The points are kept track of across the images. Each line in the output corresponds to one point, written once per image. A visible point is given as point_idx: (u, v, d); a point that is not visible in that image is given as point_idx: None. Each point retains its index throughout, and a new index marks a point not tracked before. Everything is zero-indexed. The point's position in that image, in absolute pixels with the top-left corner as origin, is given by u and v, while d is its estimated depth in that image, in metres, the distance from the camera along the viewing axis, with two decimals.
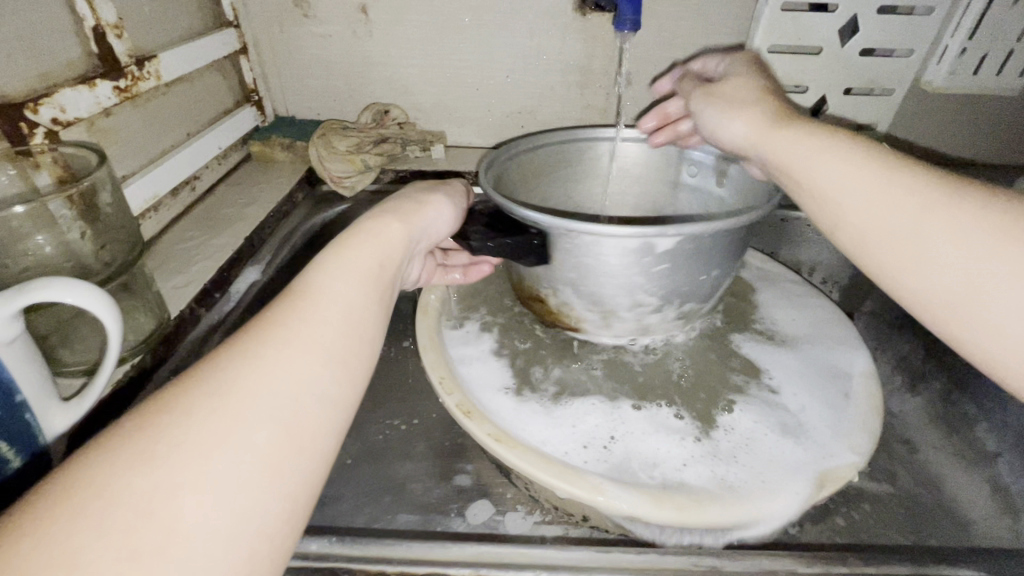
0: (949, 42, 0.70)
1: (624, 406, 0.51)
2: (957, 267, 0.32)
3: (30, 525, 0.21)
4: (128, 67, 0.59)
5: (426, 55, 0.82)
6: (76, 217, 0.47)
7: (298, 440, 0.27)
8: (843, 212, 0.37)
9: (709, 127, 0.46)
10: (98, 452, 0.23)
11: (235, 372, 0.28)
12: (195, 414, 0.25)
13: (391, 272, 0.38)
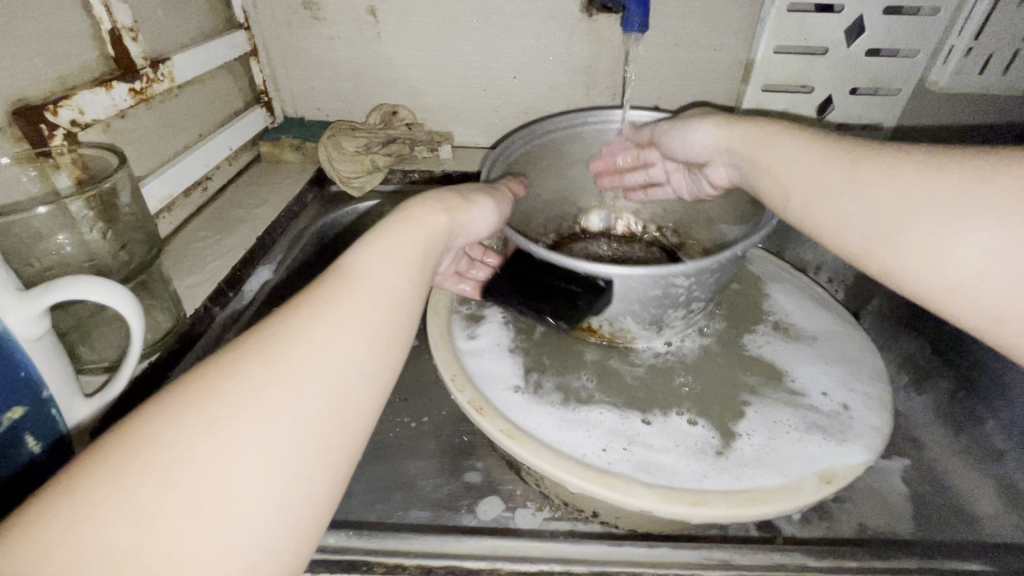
0: (955, 42, 0.70)
1: (634, 403, 0.52)
2: (889, 215, 0.36)
3: (93, 486, 0.23)
4: (144, 69, 0.60)
5: (434, 56, 0.83)
6: (96, 217, 0.48)
7: (333, 420, 0.29)
8: (792, 188, 0.42)
9: (681, 136, 0.52)
10: (160, 411, 0.25)
11: (276, 351, 0.29)
12: (247, 382, 0.27)
13: (426, 259, 0.39)
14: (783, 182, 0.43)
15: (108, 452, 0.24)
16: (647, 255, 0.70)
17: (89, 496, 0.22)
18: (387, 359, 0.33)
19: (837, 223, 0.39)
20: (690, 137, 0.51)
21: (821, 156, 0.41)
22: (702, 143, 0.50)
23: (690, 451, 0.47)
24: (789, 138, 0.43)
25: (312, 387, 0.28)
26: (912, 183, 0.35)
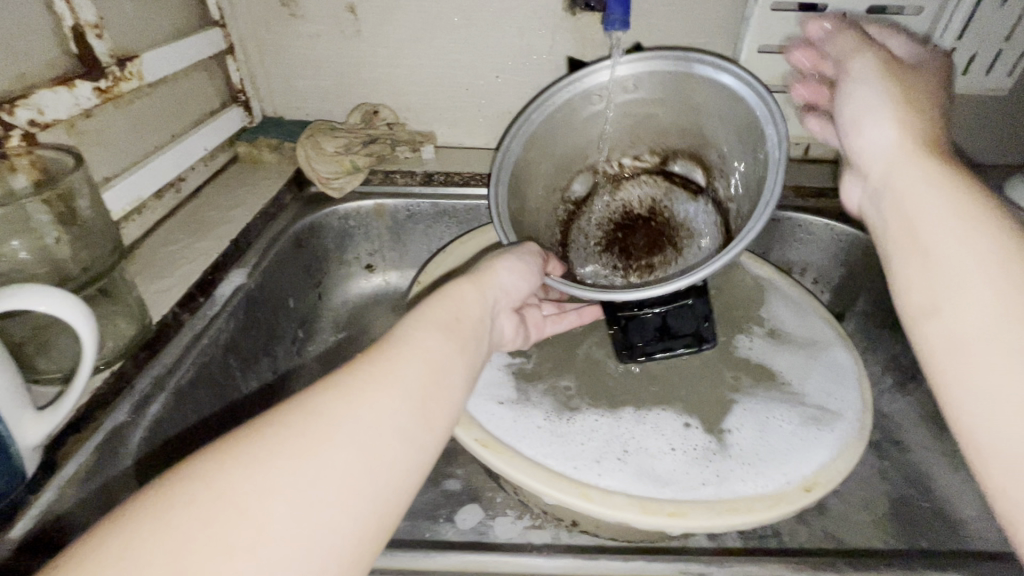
0: (939, 41, 0.69)
1: (623, 413, 0.51)
2: (995, 350, 0.27)
3: (141, 520, 0.24)
4: (110, 68, 0.58)
5: (415, 55, 0.81)
6: (54, 221, 0.46)
7: (364, 496, 0.27)
8: (952, 321, 0.29)
9: (846, 117, 0.39)
10: (213, 453, 0.26)
11: (319, 410, 0.29)
12: (291, 432, 0.27)
13: (468, 331, 0.39)
14: (936, 294, 0.30)
15: (163, 487, 0.25)
16: (647, 190, 0.68)
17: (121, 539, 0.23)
18: (430, 432, 0.31)
19: (978, 421, 0.27)
20: (862, 130, 0.38)
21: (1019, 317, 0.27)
22: (871, 142, 0.37)
23: (689, 457, 0.46)
24: (987, 256, 0.29)
25: (347, 454, 0.28)
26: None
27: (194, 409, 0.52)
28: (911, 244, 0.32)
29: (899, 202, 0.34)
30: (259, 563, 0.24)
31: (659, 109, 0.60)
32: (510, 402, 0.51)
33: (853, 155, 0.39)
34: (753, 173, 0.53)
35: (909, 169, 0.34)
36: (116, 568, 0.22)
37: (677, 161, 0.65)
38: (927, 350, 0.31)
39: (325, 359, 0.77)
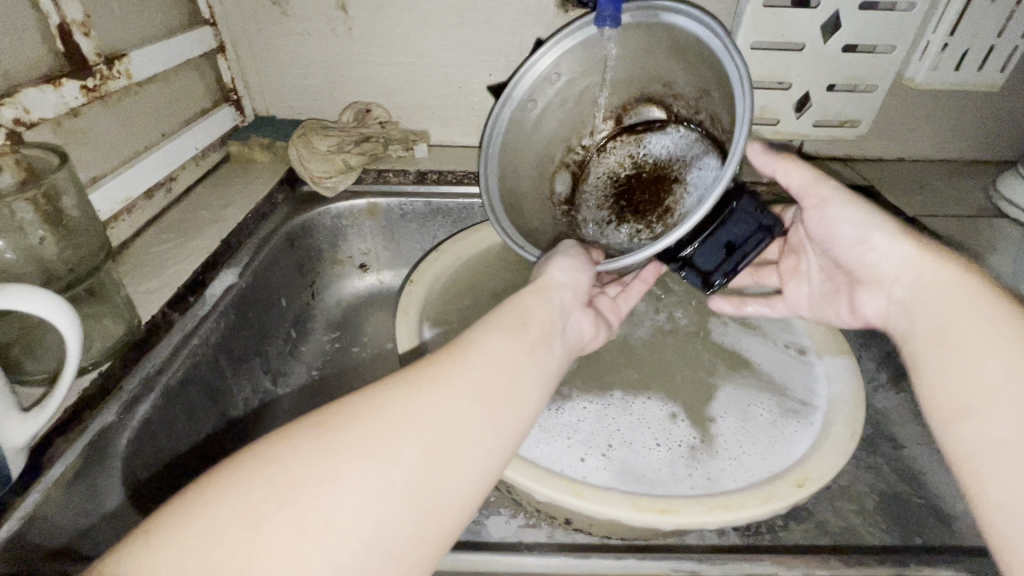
0: (931, 38, 0.70)
1: (610, 397, 0.53)
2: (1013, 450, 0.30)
3: (221, 496, 0.25)
4: (97, 67, 0.57)
5: (407, 53, 0.81)
6: (41, 220, 0.46)
7: (426, 497, 0.27)
8: (980, 413, 0.32)
9: (857, 234, 0.46)
10: (291, 435, 0.27)
11: (389, 406, 0.29)
12: (363, 425, 0.28)
13: (535, 332, 0.37)
14: (970, 403, 0.33)
15: (242, 463, 0.26)
16: (624, 147, 0.68)
17: (198, 513, 0.24)
18: (497, 439, 0.31)
19: (1003, 501, 0.30)
20: (874, 255, 0.44)
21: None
22: (887, 260, 0.43)
23: (672, 453, 0.48)
24: (1003, 355, 0.33)
25: (414, 452, 0.28)
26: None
27: (184, 410, 0.52)
28: (935, 351, 0.36)
29: (922, 310, 0.39)
30: (327, 552, 0.24)
31: (590, 75, 0.61)
32: None
33: (873, 271, 0.45)
34: (711, 81, 0.52)
35: (940, 288, 0.39)
36: (197, 540, 0.23)
37: (631, 110, 0.66)
38: (955, 445, 0.33)
39: (318, 358, 0.77)
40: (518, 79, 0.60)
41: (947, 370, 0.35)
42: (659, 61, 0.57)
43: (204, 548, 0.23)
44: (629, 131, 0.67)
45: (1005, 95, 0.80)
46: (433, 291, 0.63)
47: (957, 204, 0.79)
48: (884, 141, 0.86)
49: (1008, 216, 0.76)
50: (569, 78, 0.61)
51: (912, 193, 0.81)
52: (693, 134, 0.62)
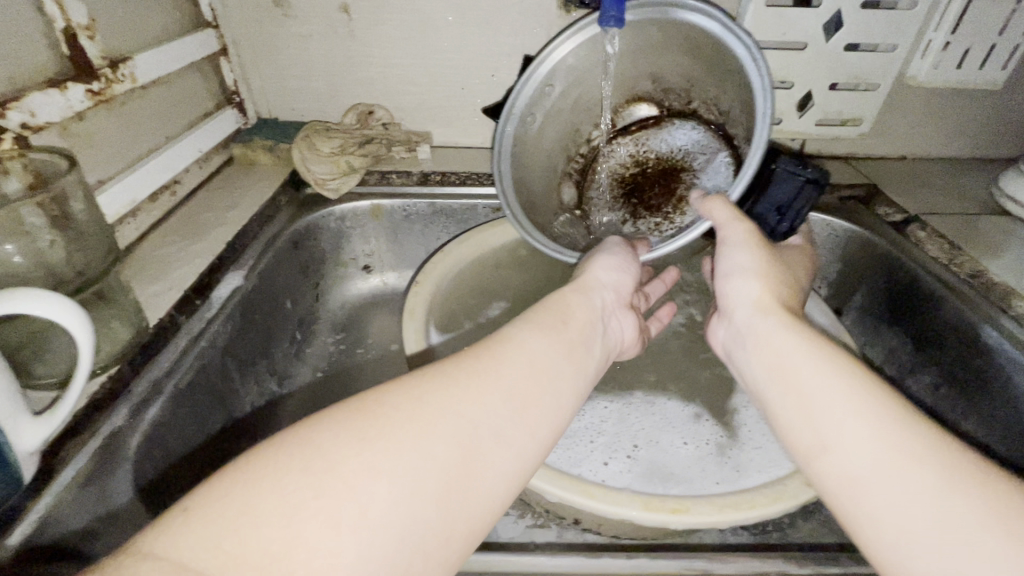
0: (932, 36, 0.71)
1: (631, 397, 0.54)
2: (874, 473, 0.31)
3: (259, 479, 0.24)
4: (102, 70, 0.57)
5: (409, 54, 0.81)
6: (48, 225, 0.46)
7: (456, 496, 0.27)
8: (831, 442, 0.33)
9: (721, 271, 0.49)
10: (331, 422, 0.27)
11: (428, 401, 0.29)
12: (404, 418, 0.28)
13: (575, 331, 0.39)
14: (821, 436, 0.34)
15: (281, 447, 0.26)
16: (621, 149, 0.69)
17: (240, 486, 0.24)
18: (528, 442, 0.31)
19: (890, 532, 0.30)
20: (732, 288, 0.46)
21: (883, 433, 0.32)
22: (737, 294, 0.46)
23: (692, 453, 0.48)
24: (841, 386, 0.35)
25: (449, 448, 0.28)
26: (984, 521, 0.28)
27: (192, 413, 0.52)
28: (779, 392, 0.38)
29: (758, 345, 0.42)
30: (361, 545, 0.24)
31: (580, 85, 0.61)
32: None
33: (727, 306, 0.47)
34: (716, 71, 0.55)
35: (772, 330, 0.41)
36: (233, 523, 0.23)
37: (620, 111, 0.67)
38: (821, 482, 0.33)
39: (324, 360, 0.77)
40: (516, 97, 0.59)
41: (790, 408, 0.37)
42: (652, 58, 0.59)
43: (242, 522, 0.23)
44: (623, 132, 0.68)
45: (1005, 94, 0.80)
46: (439, 292, 0.63)
47: (959, 202, 0.79)
48: (885, 139, 0.86)
49: (1010, 215, 0.76)
50: (563, 89, 0.61)
51: (914, 192, 0.81)
52: (691, 124, 0.65)
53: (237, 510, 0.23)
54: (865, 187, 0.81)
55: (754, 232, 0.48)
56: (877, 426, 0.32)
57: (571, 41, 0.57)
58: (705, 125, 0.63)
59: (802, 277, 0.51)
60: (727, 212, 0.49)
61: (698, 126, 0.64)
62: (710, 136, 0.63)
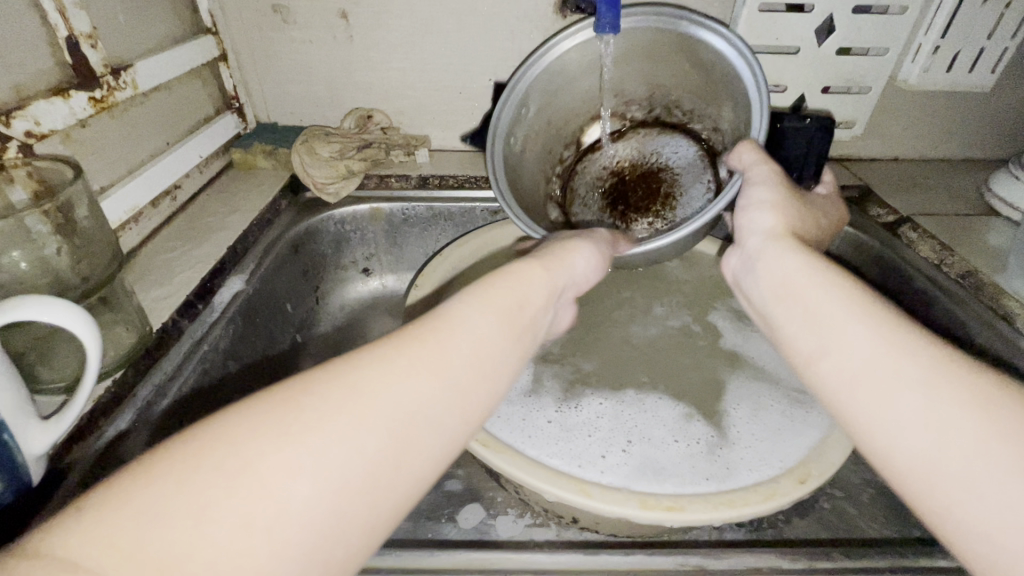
0: (923, 40, 0.72)
1: (624, 396, 0.55)
2: (871, 362, 0.32)
3: (165, 479, 0.23)
4: (104, 78, 0.58)
5: (408, 59, 0.81)
6: (52, 231, 0.47)
7: (384, 485, 0.27)
8: (829, 347, 0.34)
9: (740, 206, 0.48)
10: (245, 414, 0.25)
11: (354, 387, 0.27)
12: (329, 406, 0.26)
13: (529, 317, 0.37)
14: (820, 337, 0.35)
15: (192, 444, 0.24)
16: (593, 163, 0.70)
17: (132, 492, 0.22)
18: (460, 426, 0.30)
19: (884, 412, 0.31)
20: (750, 221, 0.46)
21: (878, 336, 0.33)
22: (753, 224, 0.46)
23: (688, 450, 0.49)
24: (838, 295, 0.36)
25: (379, 439, 0.26)
26: (974, 382, 0.29)
27: (197, 417, 0.53)
28: (785, 306, 0.39)
29: (765, 270, 0.42)
30: (276, 543, 0.23)
31: (551, 106, 0.64)
32: (519, 398, 0.54)
33: (741, 237, 0.47)
34: (687, 71, 0.59)
35: (778, 254, 0.42)
36: (132, 528, 0.21)
37: (585, 131, 0.69)
38: (819, 381, 0.35)
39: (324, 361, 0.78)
40: (498, 118, 0.60)
41: (794, 319, 0.38)
42: (616, 73, 0.63)
43: (132, 533, 0.21)
44: (588, 153, 0.70)
45: (995, 96, 0.82)
46: (439, 295, 0.63)
47: (951, 203, 0.80)
48: (878, 141, 0.87)
49: (1000, 215, 0.77)
50: (538, 109, 0.63)
51: (906, 193, 0.82)
52: (655, 133, 0.68)
53: (128, 520, 0.21)
54: (858, 187, 0.83)
55: (780, 175, 0.48)
56: (872, 328, 0.33)
57: (541, 64, 0.60)
58: (671, 130, 0.67)
59: (827, 231, 0.49)
60: (756, 155, 0.48)
61: (663, 133, 0.68)
62: (677, 138, 0.67)
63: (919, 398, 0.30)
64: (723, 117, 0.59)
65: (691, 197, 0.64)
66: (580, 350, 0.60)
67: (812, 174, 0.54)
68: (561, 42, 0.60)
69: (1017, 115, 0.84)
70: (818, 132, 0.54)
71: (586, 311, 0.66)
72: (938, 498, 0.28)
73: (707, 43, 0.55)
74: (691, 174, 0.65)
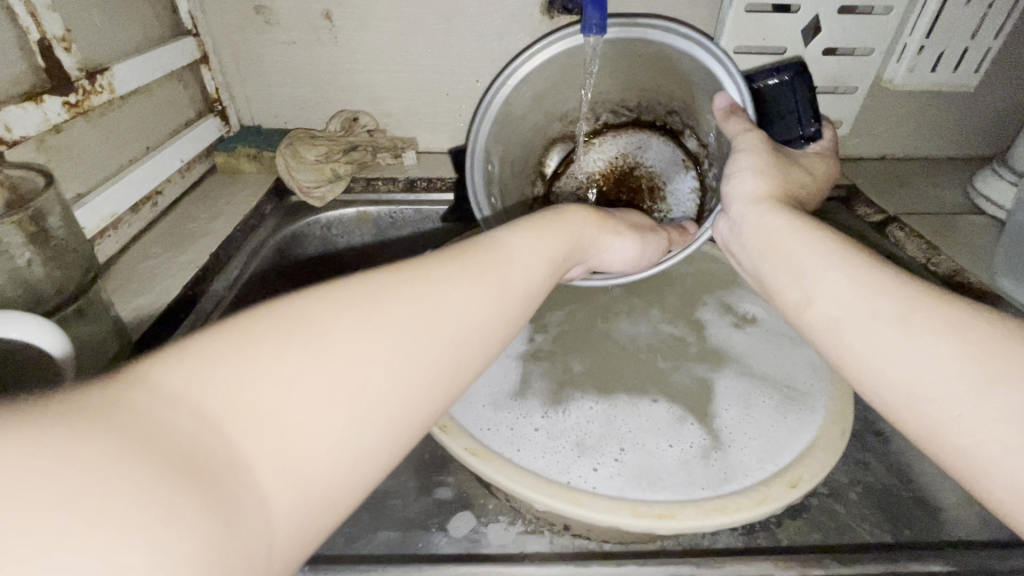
0: (908, 40, 0.72)
1: (616, 401, 0.54)
2: (852, 304, 0.33)
3: (260, 344, 0.23)
4: (79, 81, 0.57)
5: (393, 60, 0.80)
6: (26, 241, 0.45)
7: (444, 385, 0.28)
8: (816, 297, 0.35)
9: (725, 173, 0.48)
10: (326, 301, 0.26)
11: (423, 288, 0.29)
12: (401, 303, 0.28)
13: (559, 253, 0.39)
14: (805, 286, 0.36)
15: (282, 317, 0.25)
16: (567, 185, 0.71)
17: (227, 349, 0.23)
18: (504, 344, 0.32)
19: (869, 350, 0.32)
20: (736, 185, 0.46)
21: (858, 279, 0.33)
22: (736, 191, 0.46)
23: (685, 455, 0.48)
24: (818, 247, 0.37)
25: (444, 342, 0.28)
26: (945, 312, 0.30)
27: None
28: (771, 265, 0.40)
29: (751, 232, 0.43)
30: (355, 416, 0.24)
31: (508, 149, 0.63)
32: (508, 404, 0.53)
33: (725, 204, 0.47)
34: (629, 73, 0.60)
35: (762, 216, 0.42)
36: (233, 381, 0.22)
37: (545, 160, 0.70)
38: (810, 328, 0.36)
39: None
40: (475, 191, 0.59)
41: (780, 275, 0.39)
42: (557, 95, 0.63)
43: (231, 380, 0.22)
44: (556, 178, 0.71)
45: (977, 97, 0.83)
46: None
47: (937, 201, 0.81)
48: (864, 140, 0.88)
49: (983, 212, 0.79)
50: (500, 160, 0.62)
51: (892, 192, 0.83)
52: (606, 137, 0.70)
53: (223, 371, 0.22)
54: (846, 187, 0.83)
55: (765, 141, 0.47)
56: (851, 272, 0.34)
57: (486, 123, 0.59)
58: (621, 129, 0.69)
59: (812, 189, 0.49)
60: (742, 125, 0.48)
61: (615, 133, 0.69)
62: (632, 133, 0.69)
63: (895, 329, 0.31)
64: (674, 96, 0.60)
65: (675, 179, 0.68)
66: (570, 352, 0.60)
67: (810, 120, 0.53)
68: (495, 94, 0.58)
69: (999, 115, 0.85)
70: (802, 83, 0.52)
71: (574, 312, 0.66)
72: (923, 419, 0.29)
73: (641, 40, 0.55)
74: (662, 160, 0.68)
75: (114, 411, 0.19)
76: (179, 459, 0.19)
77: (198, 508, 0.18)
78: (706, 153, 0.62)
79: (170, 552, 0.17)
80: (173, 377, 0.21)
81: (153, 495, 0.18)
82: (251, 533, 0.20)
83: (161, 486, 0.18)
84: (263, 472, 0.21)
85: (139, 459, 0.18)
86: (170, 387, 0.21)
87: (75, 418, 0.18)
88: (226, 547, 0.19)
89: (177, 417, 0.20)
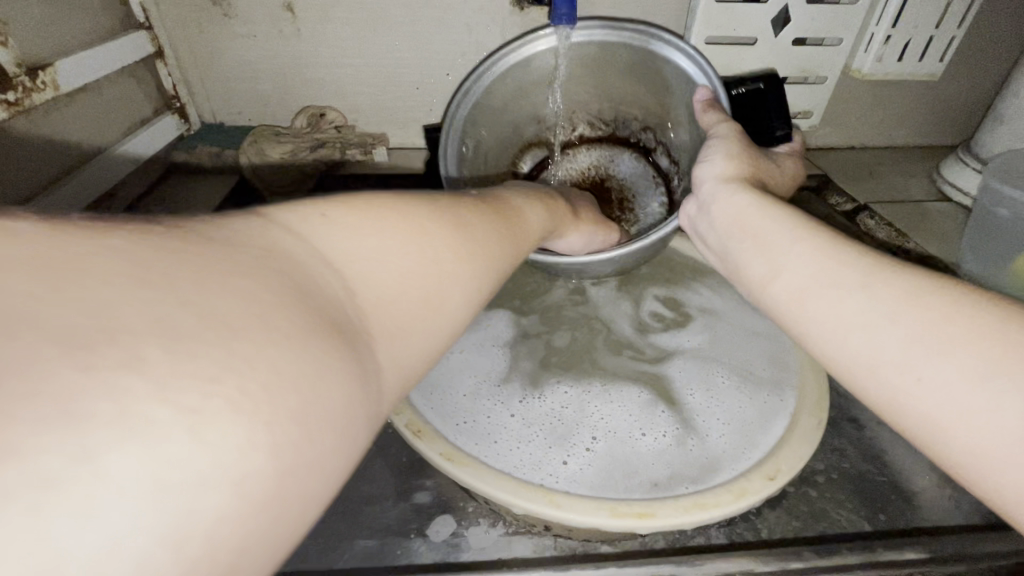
0: (875, 30, 0.72)
1: (591, 385, 0.54)
2: (817, 279, 0.31)
3: (366, 232, 0.23)
4: (18, 78, 0.55)
5: (360, 54, 0.78)
6: None
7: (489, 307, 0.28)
8: (781, 271, 0.33)
9: (697, 160, 0.48)
10: (409, 206, 0.26)
11: (483, 228, 0.29)
12: (475, 233, 0.28)
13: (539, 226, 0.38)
14: (773, 256, 0.34)
15: (380, 211, 0.24)
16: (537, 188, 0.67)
17: (362, 225, 0.23)
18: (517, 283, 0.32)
19: (830, 332, 0.30)
20: (699, 170, 0.46)
21: (823, 252, 0.32)
22: (703, 176, 0.45)
23: (658, 445, 0.48)
24: (786, 222, 0.35)
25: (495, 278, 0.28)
26: (905, 287, 0.28)
27: None
28: (738, 243, 0.38)
29: (722, 209, 0.41)
30: (433, 320, 0.23)
31: (487, 136, 0.62)
32: (476, 393, 0.53)
33: (694, 187, 0.46)
34: (614, 77, 0.60)
35: (731, 195, 0.41)
36: (349, 263, 0.22)
37: (518, 163, 0.66)
38: (774, 304, 0.34)
39: None
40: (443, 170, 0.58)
41: (745, 253, 0.37)
42: (535, 95, 0.62)
43: (370, 261, 0.22)
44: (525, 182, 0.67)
45: (942, 86, 0.84)
46: None
47: (907, 188, 0.82)
48: (834, 130, 0.88)
49: (950, 199, 0.80)
50: (474, 145, 0.62)
51: (862, 181, 0.84)
52: (581, 148, 0.68)
53: (337, 250, 0.22)
54: (818, 177, 0.83)
55: (740, 132, 0.47)
56: (819, 249, 0.32)
57: (466, 101, 0.59)
58: (595, 142, 0.67)
59: (781, 184, 0.47)
60: (719, 117, 0.49)
61: (590, 146, 0.68)
62: (607, 147, 0.67)
63: (854, 304, 0.29)
64: (649, 111, 0.61)
65: (644, 195, 0.66)
66: (550, 347, 0.59)
67: (781, 122, 0.53)
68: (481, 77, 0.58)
69: (963, 104, 0.87)
70: (775, 92, 0.54)
71: (553, 305, 0.64)
72: (881, 386, 0.28)
73: (629, 45, 0.57)
74: (635, 176, 0.66)
75: (260, 251, 0.20)
76: (325, 322, 0.19)
77: (338, 384, 0.18)
78: (675, 170, 0.61)
79: (286, 408, 0.17)
80: (314, 234, 0.22)
81: (302, 360, 0.17)
82: (359, 405, 0.19)
83: (307, 353, 0.18)
84: (378, 345, 0.21)
85: (272, 302, 0.18)
86: (310, 242, 0.21)
87: (233, 266, 0.18)
88: (342, 405, 0.18)
89: (329, 277, 0.21)
